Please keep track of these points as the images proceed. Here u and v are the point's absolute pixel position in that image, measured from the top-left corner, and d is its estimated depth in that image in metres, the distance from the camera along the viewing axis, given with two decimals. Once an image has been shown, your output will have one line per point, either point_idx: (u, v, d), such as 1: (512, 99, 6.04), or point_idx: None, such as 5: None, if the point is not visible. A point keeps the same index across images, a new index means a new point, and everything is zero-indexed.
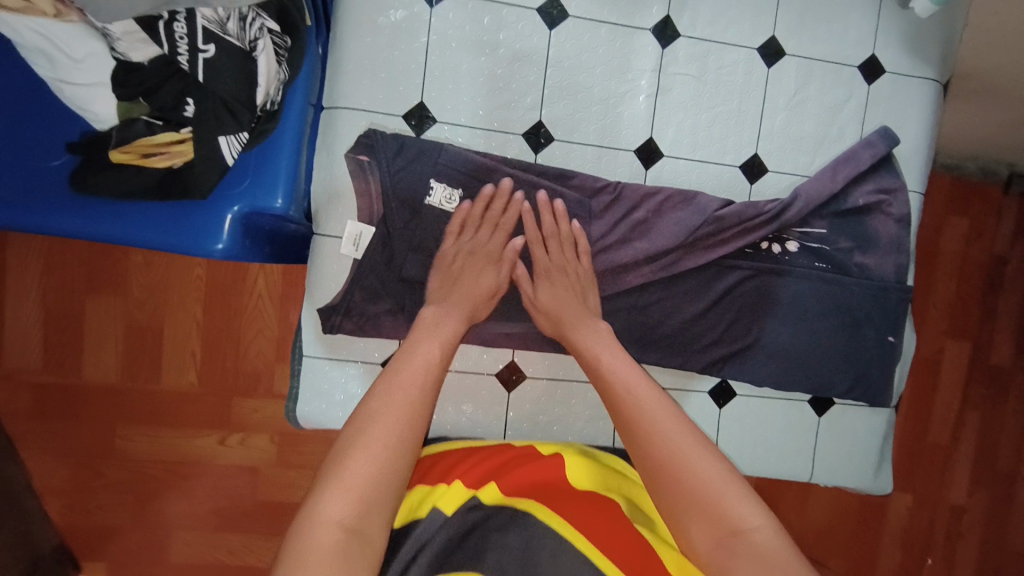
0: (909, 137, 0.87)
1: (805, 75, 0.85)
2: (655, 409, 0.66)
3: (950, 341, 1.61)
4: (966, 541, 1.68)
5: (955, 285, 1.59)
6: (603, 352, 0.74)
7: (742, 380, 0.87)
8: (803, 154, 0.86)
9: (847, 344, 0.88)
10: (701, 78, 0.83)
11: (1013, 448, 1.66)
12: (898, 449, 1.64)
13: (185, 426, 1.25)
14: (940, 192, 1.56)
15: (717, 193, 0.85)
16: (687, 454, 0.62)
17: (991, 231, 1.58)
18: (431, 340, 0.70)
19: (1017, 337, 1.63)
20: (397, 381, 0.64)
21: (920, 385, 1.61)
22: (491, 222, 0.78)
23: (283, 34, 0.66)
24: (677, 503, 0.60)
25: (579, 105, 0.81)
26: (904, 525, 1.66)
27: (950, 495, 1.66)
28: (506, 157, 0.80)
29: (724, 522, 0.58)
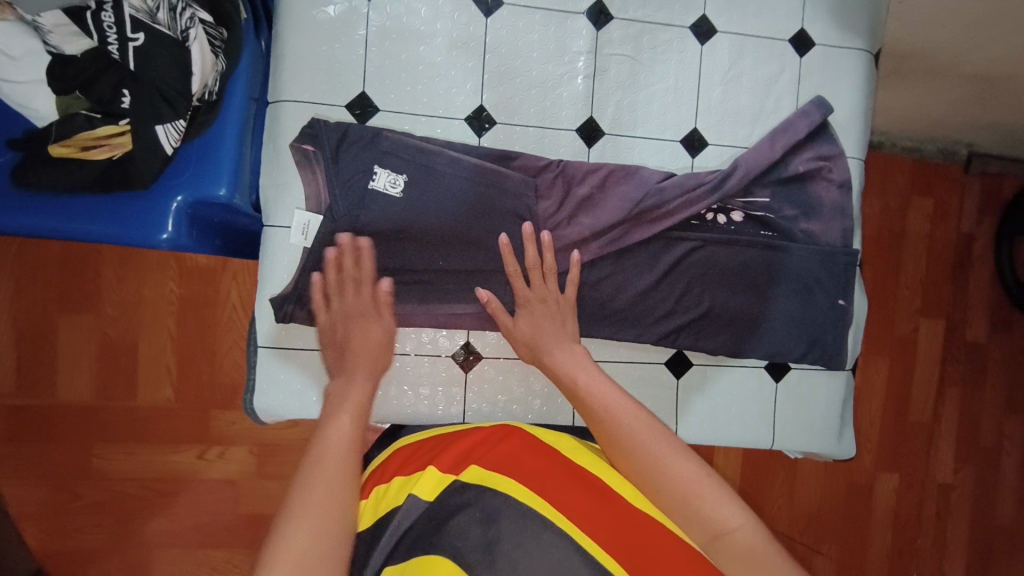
0: (843, 105, 0.90)
1: (737, 50, 0.88)
2: (634, 425, 0.69)
3: (924, 320, 1.62)
4: (957, 519, 1.69)
5: (924, 264, 1.61)
6: (581, 373, 0.75)
7: (697, 350, 0.88)
8: (742, 126, 0.88)
9: (797, 309, 0.89)
10: (637, 58, 0.85)
11: (995, 423, 1.67)
12: (882, 430, 1.64)
13: (162, 441, 1.25)
14: (903, 175, 1.59)
15: (661, 167, 0.87)
16: (673, 467, 0.66)
17: (955, 210, 1.61)
18: (347, 410, 0.72)
19: (988, 313, 1.65)
20: (315, 462, 0.66)
21: (898, 364, 1.63)
22: (351, 281, 0.78)
23: (216, 25, 0.69)
24: (669, 507, 0.66)
25: (519, 88, 0.83)
26: (892, 506, 1.66)
27: (936, 474, 1.67)
28: (450, 141, 0.82)
29: (711, 521, 0.63)
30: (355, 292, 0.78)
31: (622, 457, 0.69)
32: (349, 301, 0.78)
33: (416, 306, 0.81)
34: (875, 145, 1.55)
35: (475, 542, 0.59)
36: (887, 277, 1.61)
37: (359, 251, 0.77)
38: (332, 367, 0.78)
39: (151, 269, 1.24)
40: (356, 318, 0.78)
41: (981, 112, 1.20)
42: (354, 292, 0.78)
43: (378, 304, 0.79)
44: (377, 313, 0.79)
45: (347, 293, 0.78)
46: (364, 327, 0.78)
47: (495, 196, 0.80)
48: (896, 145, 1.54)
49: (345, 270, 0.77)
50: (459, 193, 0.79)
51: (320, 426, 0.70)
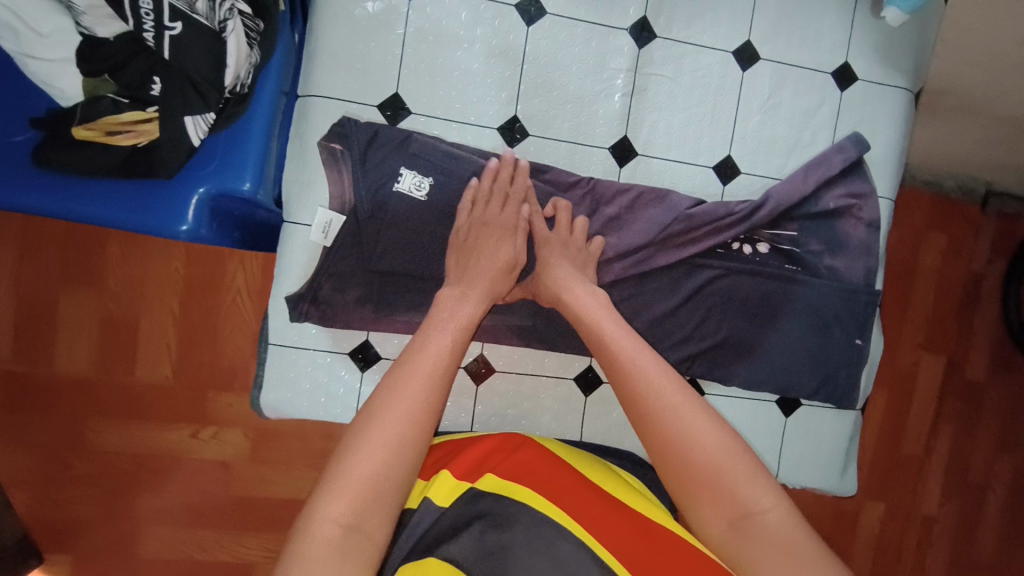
0: (879, 144, 0.88)
1: (779, 79, 0.86)
2: (667, 387, 0.63)
3: (925, 355, 1.63)
4: (937, 551, 1.70)
5: (932, 300, 1.61)
6: (605, 319, 0.71)
7: (710, 379, 0.88)
8: (777, 157, 0.87)
9: (815, 346, 0.89)
10: (676, 80, 0.83)
11: (984, 462, 1.69)
12: (874, 459, 1.65)
13: (156, 419, 1.23)
14: (920, 208, 1.58)
15: (691, 192, 0.85)
16: (705, 437, 0.60)
17: (968, 248, 1.61)
18: (451, 330, 0.66)
19: (989, 353, 1.66)
20: (407, 371, 0.61)
21: (896, 396, 1.63)
22: (502, 194, 0.77)
23: (254, 17, 0.67)
24: (688, 484, 0.60)
25: (555, 102, 0.81)
26: (877, 534, 1.67)
27: (922, 506, 1.68)
28: (480, 150, 0.80)
29: (737, 502, 0.58)
30: (499, 206, 0.77)
31: (644, 422, 0.63)
32: (491, 211, 0.76)
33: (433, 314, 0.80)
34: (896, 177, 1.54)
35: (486, 548, 0.57)
36: (894, 311, 1.61)
37: (515, 171, 0.78)
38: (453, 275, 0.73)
39: (160, 247, 1.22)
40: (482, 231, 0.75)
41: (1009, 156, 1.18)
42: (499, 206, 0.77)
43: (520, 223, 0.77)
44: (515, 232, 0.76)
45: (494, 204, 0.76)
46: (494, 241, 0.75)
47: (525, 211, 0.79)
48: (917, 178, 1.53)
49: (503, 181, 0.77)
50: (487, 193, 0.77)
51: (418, 338, 0.65)
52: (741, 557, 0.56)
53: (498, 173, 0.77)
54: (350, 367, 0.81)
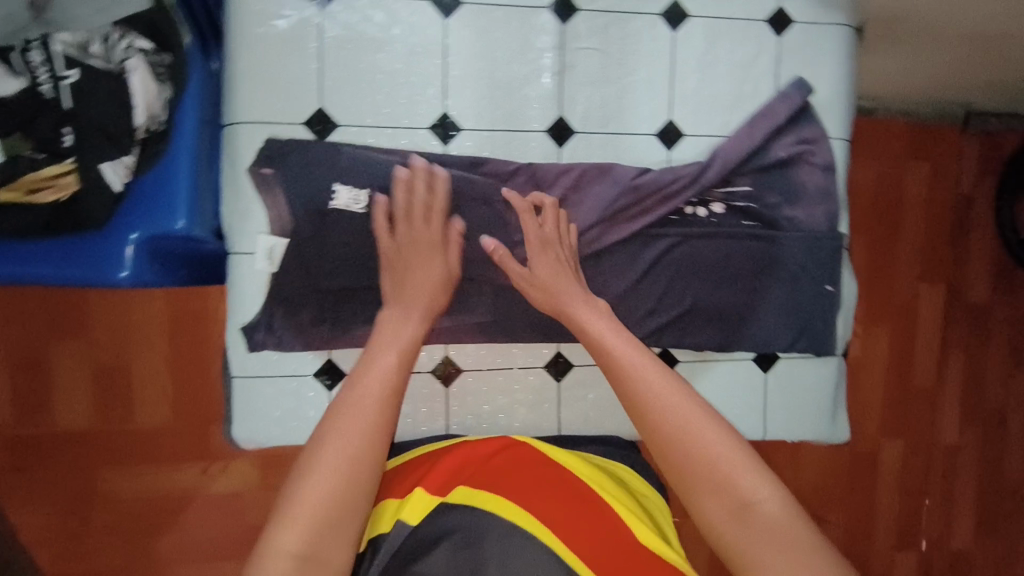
0: (825, 85, 0.85)
1: (712, 34, 0.83)
2: (667, 386, 0.66)
3: (924, 287, 1.63)
4: (963, 478, 1.74)
5: (924, 229, 1.61)
6: (608, 330, 0.71)
7: (682, 347, 0.87)
8: (720, 114, 0.84)
9: (784, 301, 0.87)
10: (606, 51, 0.81)
11: (998, 384, 1.73)
12: (887, 399, 1.65)
13: (164, 460, 1.24)
14: (898, 139, 1.56)
15: (636, 163, 0.84)
16: (709, 432, 0.63)
17: (953, 171, 1.60)
18: (394, 350, 0.69)
19: (989, 276, 1.69)
20: (353, 395, 0.65)
21: (900, 330, 1.63)
22: (428, 201, 0.76)
23: (157, 51, 0.66)
24: (690, 479, 0.62)
25: (484, 92, 0.80)
26: (900, 471, 1.69)
27: (942, 436, 1.71)
28: (413, 152, 0.79)
29: (740, 494, 0.60)
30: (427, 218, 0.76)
31: (648, 420, 0.65)
32: (416, 223, 0.75)
33: None
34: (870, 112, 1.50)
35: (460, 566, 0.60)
36: (886, 247, 1.60)
37: (393, 166, 0.77)
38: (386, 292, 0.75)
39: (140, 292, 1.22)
40: (410, 245, 0.75)
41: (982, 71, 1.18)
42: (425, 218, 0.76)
43: (446, 236, 0.76)
44: (446, 246, 0.76)
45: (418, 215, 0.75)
46: (426, 261, 0.74)
47: (468, 206, 0.79)
48: (889, 110, 1.49)
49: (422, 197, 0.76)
50: (422, 205, 0.75)
51: (359, 363, 0.68)
52: (743, 548, 0.58)
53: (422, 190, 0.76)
54: (316, 388, 0.81)
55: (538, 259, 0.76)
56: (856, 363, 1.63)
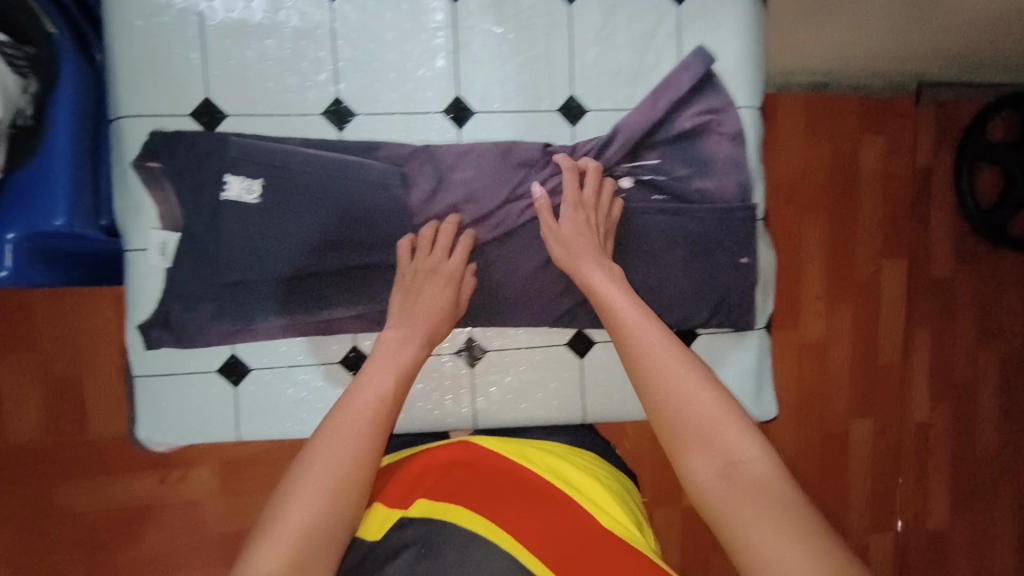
0: (729, 53, 0.84)
1: (609, 6, 0.81)
2: (666, 350, 0.69)
3: (885, 262, 1.62)
4: (938, 455, 1.73)
5: (882, 205, 1.59)
6: (616, 293, 0.75)
7: (598, 327, 0.85)
8: (623, 87, 0.83)
9: (699, 276, 0.86)
10: (501, 29, 0.80)
11: (967, 358, 1.71)
12: (853, 380, 1.64)
13: (113, 471, 1.23)
14: (852, 113, 1.54)
15: (539, 140, 0.82)
16: (704, 392, 0.66)
17: (908, 142, 1.58)
18: (393, 371, 0.73)
19: (954, 247, 1.66)
20: (346, 416, 0.68)
21: (864, 308, 1.62)
22: (336, 184, 0.77)
23: (17, 45, 0.64)
24: (682, 436, 0.64)
25: (377, 75, 0.78)
26: (870, 451, 1.68)
27: (912, 416, 1.70)
28: (306, 140, 0.77)
29: (729, 450, 0.62)
30: (445, 253, 0.78)
31: (648, 379, 0.68)
32: (435, 258, 0.77)
33: (295, 315, 0.79)
34: (818, 86, 1.48)
35: None
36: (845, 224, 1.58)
37: (288, 155, 0.76)
38: (394, 316, 0.77)
39: (89, 292, 1.21)
40: (424, 276, 0.77)
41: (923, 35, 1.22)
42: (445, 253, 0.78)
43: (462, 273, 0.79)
44: (459, 280, 0.79)
45: (437, 250, 0.78)
46: (434, 289, 0.77)
47: (369, 192, 0.78)
48: (840, 83, 1.47)
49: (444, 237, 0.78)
50: (444, 237, 0.78)
51: (351, 387, 0.71)
52: (725, 505, 0.59)
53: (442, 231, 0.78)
54: (222, 384, 0.80)
55: (569, 220, 0.78)
56: (819, 344, 1.61)
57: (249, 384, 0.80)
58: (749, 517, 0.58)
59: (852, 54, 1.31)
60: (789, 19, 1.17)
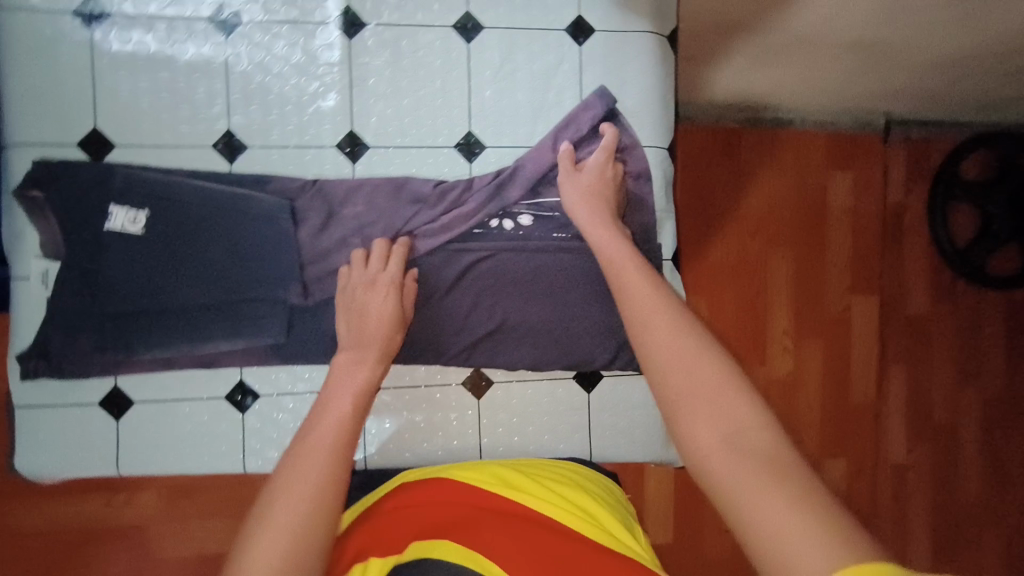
0: (632, 93, 0.84)
1: (509, 44, 0.82)
2: (666, 309, 0.59)
3: (857, 298, 1.48)
4: (916, 501, 1.55)
5: (851, 240, 1.46)
6: (616, 249, 0.70)
7: (495, 366, 0.84)
8: (523, 124, 0.83)
9: (602, 316, 0.84)
10: (398, 65, 0.80)
11: (947, 398, 1.57)
12: (823, 416, 1.47)
13: (68, 491, 1.14)
14: (818, 148, 1.41)
15: (435, 175, 0.82)
16: (711, 351, 0.55)
17: (878, 181, 1.46)
18: (352, 392, 0.69)
19: (929, 282, 1.55)
20: (310, 432, 0.64)
21: (835, 345, 1.47)
22: (224, 215, 0.77)
23: None
24: (675, 404, 0.53)
25: (271, 108, 0.78)
26: (842, 493, 1.50)
27: (889, 453, 1.54)
28: (195, 171, 0.77)
29: (736, 416, 0.50)
30: (383, 263, 0.78)
31: (646, 338, 0.58)
32: (375, 270, 0.77)
33: (180, 347, 0.77)
34: (782, 123, 1.38)
35: None
36: (815, 256, 1.44)
37: (174, 185, 0.76)
38: (347, 341, 0.74)
39: None
40: (365, 289, 0.76)
41: (876, 79, 1.20)
42: (382, 264, 0.78)
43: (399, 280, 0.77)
44: (401, 288, 0.77)
45: (373, 263, 0.78)
46: (375, 298, 0.75)
47: (259, 224, 0.77)
48: (807, 122, 1.39)
49: (384, 254, 0.78)
50: (381, 253, 0.78)
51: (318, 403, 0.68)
52: (734, 477, 0.47)
53: (378, 250, 0.78)
54: (103, 418, 0.79)
55: (593, 167, 0.80)
56: (789, 381, 1.45)
57: (127, 418, 0.79)
58: (758, 492, 0.45)
59: (810, 96, 1.28)
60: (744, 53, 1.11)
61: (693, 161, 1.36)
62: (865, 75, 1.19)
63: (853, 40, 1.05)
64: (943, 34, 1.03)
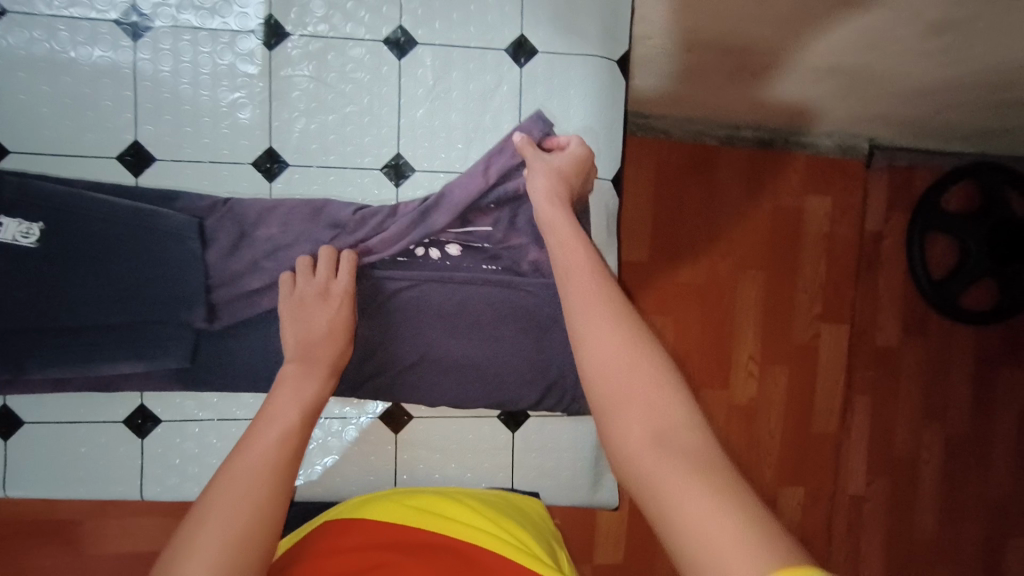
0: (573, 121, 0.80)
1: (444, 62, 0.77)
2: (602, 293, 0.53)
3: (827, 327, 1.32)
4: (871, 536, 1.38)
5: (825, 269, 1.30)
6: (563, 232, 0.62)
7: (413, 401, 0.79)
8: (455, 148, 0.78)
9: (532, 352, 0.79)
10: (322, 80, 0.75)
11: (909, 429, 1.39)
12: (782, 444, 1.32)
13: None
14: (797, 171, 1.25)
15: (360, 198, 0.77)
16: (646, 344, 0.49)
17: (859, 207, 1.29)
18: (298, 406, 0.62)
19: (900, 312, 1.36)
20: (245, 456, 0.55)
21: (799, 376, 1.31)
22: (127, 231, 0.71)
23: None
24: (606, 397, 0.46)
25: (183, 120, 0.73)
26: (797, 522, 1.35)
27: (846, 483, 1.37)
28: (98, 185, 0.72)
29: (665, 411, 0.45)
30: (332, 272, 0.73)
31: (580, 323, 0.51)
32: (323, 278, 0.73)
33: (75, 367, 0.72)
34: (764, 143, 1.22)
35: None
36: (783, 275, 1.28)
37: (70, 197, 0.70)
38: (291, 353, 0.69)
39: None
40: (313, 299, 0.71)
41: (863, 104, 1.06)
42: (331, 274, 0.73)
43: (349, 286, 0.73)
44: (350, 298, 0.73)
45: (321, 270, 0.73)
46: (317, 313, 0.70)
47: (167, 242, 0.72)
48: (789, 142, 1.22)
49: (331, 262, 0.74)
50: (326, 261, 0.74)
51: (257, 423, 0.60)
52: (655, 475, 0.41)
53: (325, 255, 0.74)
54: None
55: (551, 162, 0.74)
56: (751, 407, 1.30)
57: (17, 439, 0.76)
58: (682, 487, 0.40)
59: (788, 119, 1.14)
60: (713, 74, 0.94)
61: (659, 167, 1.20)
62: (854, 99, 1.05)
63: (833, 63, 0.91)
64: (925, 62, 0.90)
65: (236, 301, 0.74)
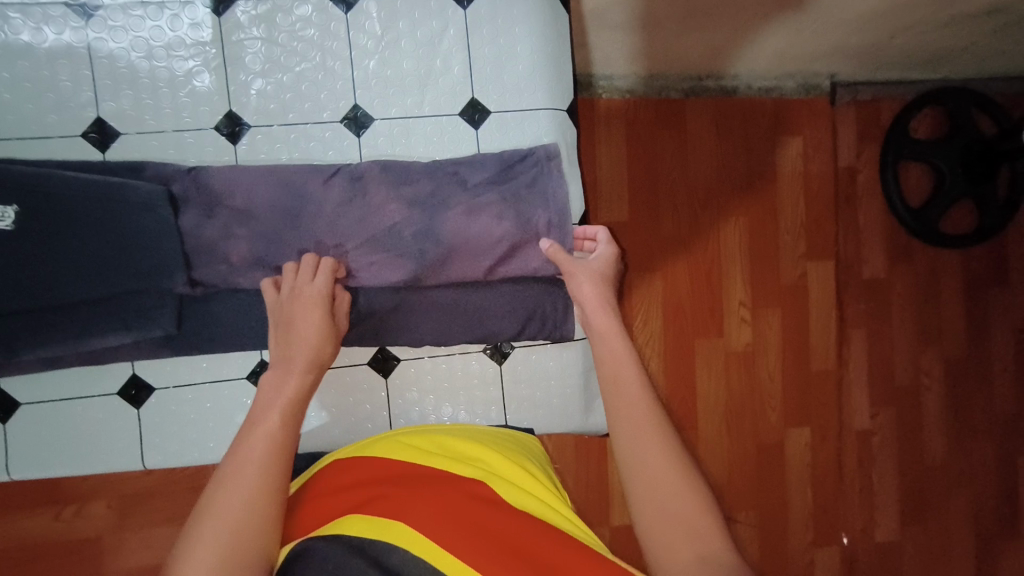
0: (522, 56, 0.82)
1: (389, 12, 0.79)
2: (641, 403, 0.51)
3: (812, 265, 1.32)
4: (882, 469, 1.34)
5: (804, 207, 1.30)
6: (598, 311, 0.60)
7: (400, 342, 0.81)
8: (410, 95, 0.81)
9: (506, 287, 0.81)
10: (272, 39, 0.78)
11: (909, 358, 1.35)
12: (785, 377, 1.32)
13: None
14: (763, 112, 1.27)
15: (324, 152, 0.80)
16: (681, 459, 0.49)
17: (829, 141, 1.29)
18: (283, 401, 0.54)
19: (884, 242, 1.33)
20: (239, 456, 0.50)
21: (793, 315, 1.31)
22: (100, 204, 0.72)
23: None
24: (649, 519, 0.47)
25: (143, 92, 0.76)
26: (811, 462, 1.33)
27: (851, 421, 1.34)
28: (64, 163, 0.74)
29: (708, 537, 0.45)
30: (310, 276, 0.69)
31: (623, 436, 0.50)
32: (300, 282, 0.68)
33: (62, 344, 0.73)
34: (728, 91, 1.24)
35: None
36: (761, 212, 1.29)
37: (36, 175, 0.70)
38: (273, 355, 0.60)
39: None
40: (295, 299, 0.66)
41: (813, 44, 1.06)
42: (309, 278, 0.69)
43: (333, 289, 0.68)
44: (332, 298, 0.68)
45: (302, 275, 0.68)
46: (308, 314, 0.64)
47: (139, 212, 0.72)
48: (751, 88, 1.24)
49: (310, 267, 0.69)
50: (308, 269, 0.69)
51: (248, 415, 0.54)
52: None
53: (308, 261, 0.70)
54: None
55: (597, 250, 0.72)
56: (750, 352, 1.30)
57: (17, 421, 0.79)
58: None
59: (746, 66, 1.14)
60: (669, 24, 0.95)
61: (629, 125, 1.21)
62: (804, 40, 1.04)
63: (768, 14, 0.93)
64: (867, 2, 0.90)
65: (210, 263, 0.75)
